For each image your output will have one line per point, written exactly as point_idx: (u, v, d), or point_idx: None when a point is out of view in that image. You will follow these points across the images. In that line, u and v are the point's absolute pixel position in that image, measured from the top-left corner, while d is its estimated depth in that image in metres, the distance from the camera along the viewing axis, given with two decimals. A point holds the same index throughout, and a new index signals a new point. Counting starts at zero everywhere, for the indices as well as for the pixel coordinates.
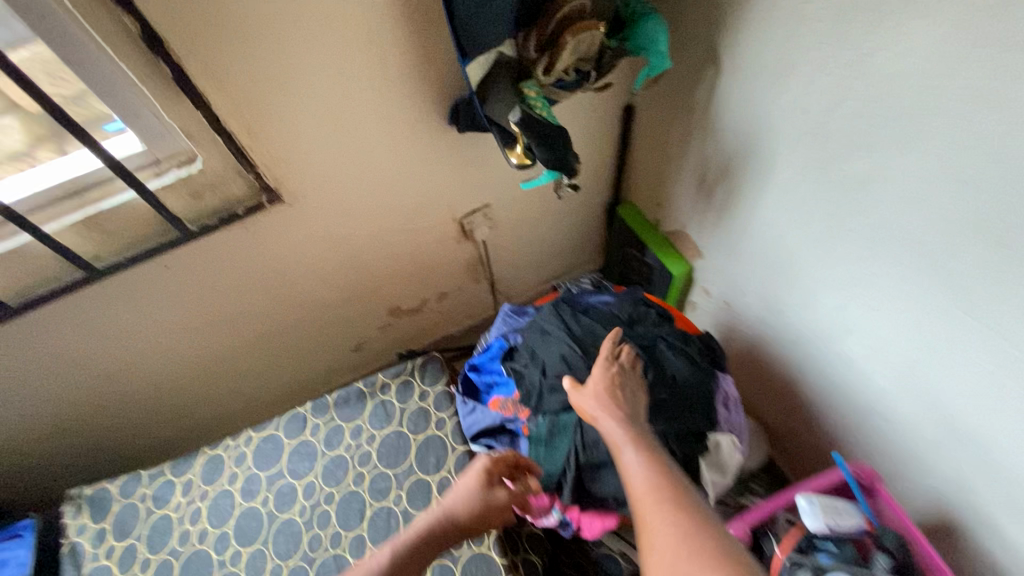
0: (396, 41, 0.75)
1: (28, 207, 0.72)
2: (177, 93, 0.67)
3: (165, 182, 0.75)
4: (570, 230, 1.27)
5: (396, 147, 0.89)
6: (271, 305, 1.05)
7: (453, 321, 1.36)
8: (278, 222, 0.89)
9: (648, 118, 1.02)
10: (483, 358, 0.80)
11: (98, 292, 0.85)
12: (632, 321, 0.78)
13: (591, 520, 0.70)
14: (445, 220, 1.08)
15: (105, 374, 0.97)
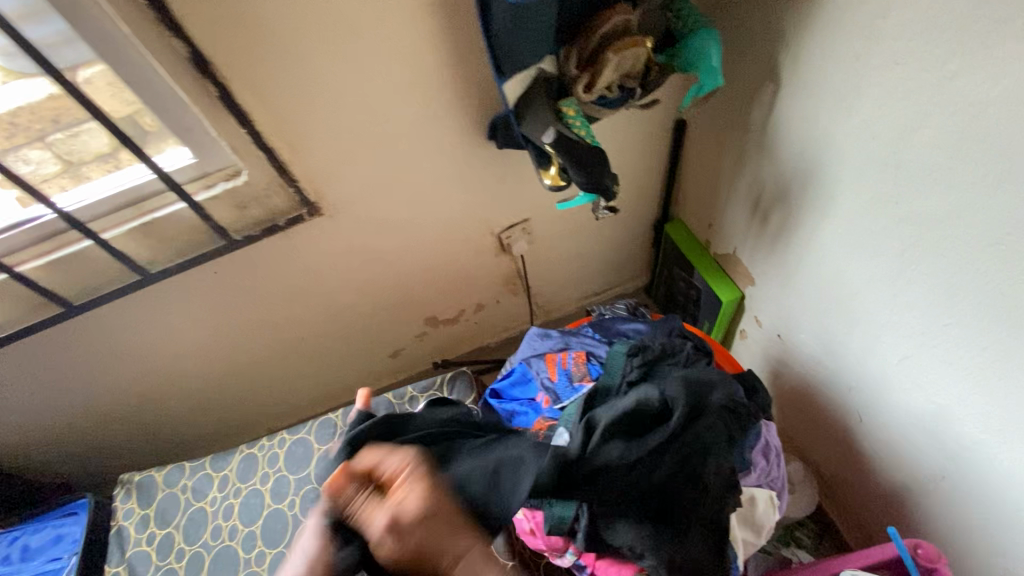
0: (436, 57, 0.74)
1: (83, 215, 0.76)
2: (222, 111, 0.69)
3: (211, 195, 0.78)
4: (613, 246, 1.22)
5: (433, 162, 0.88)
6: (310, 312, 1.07)
7: (489, 332, 1.35)
8: (317, 233, 0.91)
9: (700, 133, 0.95)
10: (505, 383, 0.77)
11: (152, 293, 0.90)
12: (665, 356, 0.72)
13: (607, 567, 0.66)
14: (482, 234, 1.06)
15: (157, 368, 1.04)
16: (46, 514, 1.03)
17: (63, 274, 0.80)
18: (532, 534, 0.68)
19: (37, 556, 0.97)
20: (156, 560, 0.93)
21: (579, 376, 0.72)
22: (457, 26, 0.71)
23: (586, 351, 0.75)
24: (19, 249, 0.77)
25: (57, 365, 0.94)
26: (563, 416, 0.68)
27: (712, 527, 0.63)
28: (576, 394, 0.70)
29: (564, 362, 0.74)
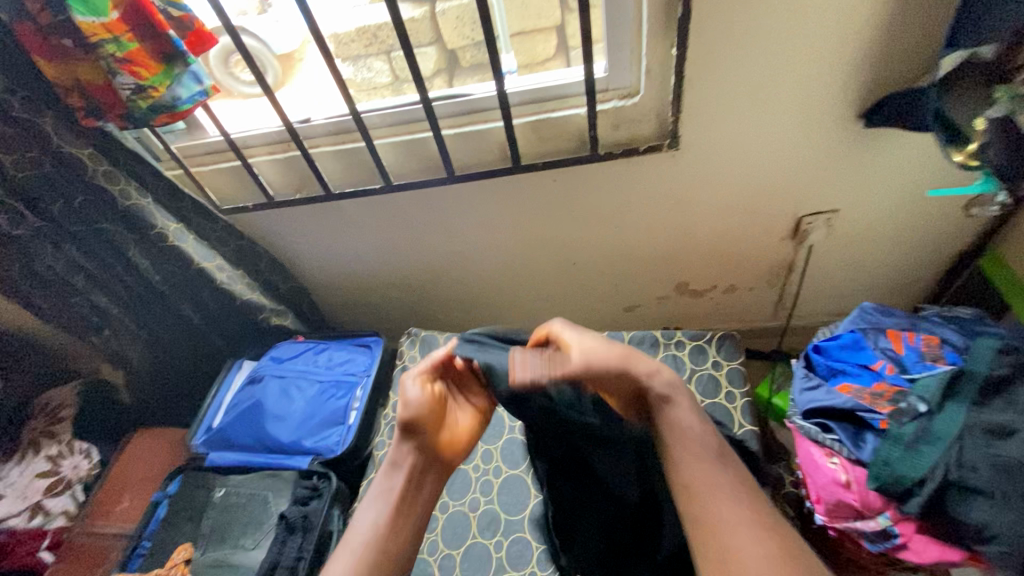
0: (871, 20, 0.76)
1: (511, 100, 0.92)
2: (664, 30, 0.79)
3: (606, 107, 0.90)
4: (905, 267, 1.15)
5: (793, 124, 0.91)
6: (596, 241, 1.17)
7: (724, 318, 1.35)
8: (652, 169, 1.00)
9: None
10: (832, 344, 0.79)
11: (502, 183, 1.05)
12: None
13: (925, 545, 0.66)
14: (785, 213, 1.07)
15: (460, 249, 1.21)
16: (342, 341, 1.24)
17: (464, 143, 0.98)
18: (846, 487, 0.70)
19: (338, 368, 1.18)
20: None
21: (930, 356, 0.73)
22: None
23: (938, 337, 0.75)
24: (450, 115, 0.95)
25: (402, 219, 1.14)
26: (916, 385, 0.70)
27: None
28: (930, 370, 0.71)
29: (912, 341, 0.75)
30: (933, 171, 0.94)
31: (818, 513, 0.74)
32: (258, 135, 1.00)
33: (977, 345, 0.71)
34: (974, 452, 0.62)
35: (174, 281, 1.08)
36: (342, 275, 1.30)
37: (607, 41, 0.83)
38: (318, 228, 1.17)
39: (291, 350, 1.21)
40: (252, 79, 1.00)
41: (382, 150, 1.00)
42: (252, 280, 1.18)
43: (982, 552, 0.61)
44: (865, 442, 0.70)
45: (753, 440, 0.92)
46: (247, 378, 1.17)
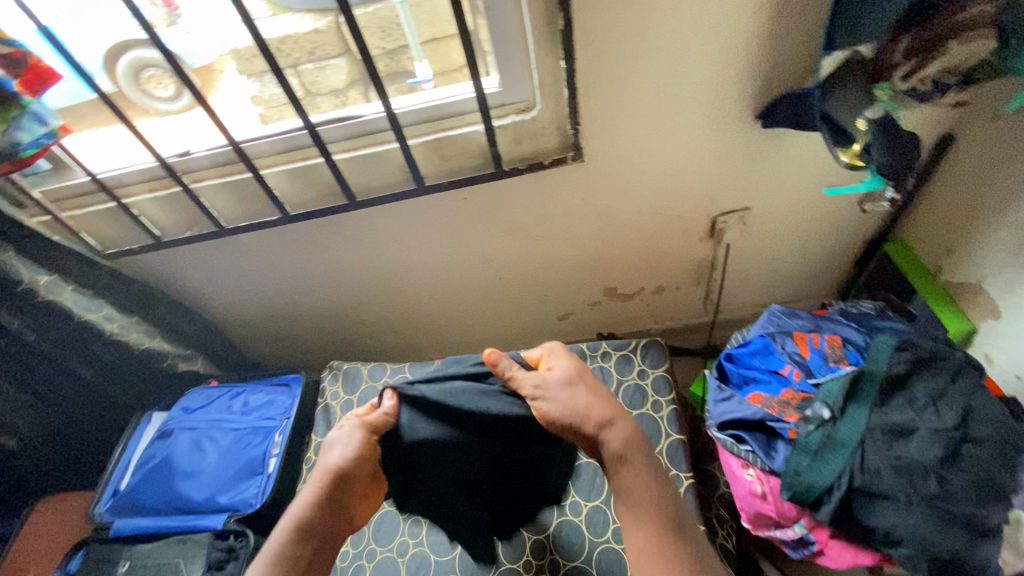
0: (752, 22, 0.75)
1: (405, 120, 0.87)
2: (551, 43, 0.76)
3: (504, 123, 0.86)
4: (819, 257, 1.17)
5: (693, 128, 0.90)
6: (517, 255, 1.14)
7: (656, 318, 1.34)
8: (561, 181, 0.97)
9: (966, 157, 0.88)
10: (743, 351, 0.78)
11: (409, 205, 1.00)
12: (938, 356, 0.68)
13: (840, 550, 0.66)
14: (699, 214, 1.07)
15: (377, 273, 1.15)
16: (259, 382, 1.17)
17: (361, 167, 0.92)
18: (762, 498, 0.69)
19: (255, 413, 1.10)
20: None
21: (835, 357, 0.73)
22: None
23: (841, 336, 0.75)
24: (341, 139, 0.89)
25: (310, 249, 1.08)
26: (821, 390, 0.69)
27: (984, 530, 0.59)
28: (834, 372, 0.71)
29: (817, 343, 0.75)
30: (832, 165, 0.95)
31: (743, 521, 0.74)
32: (133, 173, 0.91)
33: (876, 344, 0.71)
34: (876, 456, 0.63)
35: (56, 339, 0.97)
36: (256, 309, 1.22)
37: (495, 55, 0.79)
38: (219, 263, 1.09)
39: (203, 398, 1.13)
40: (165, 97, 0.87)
41: (274, 180, 0.93)
42: (151, 326, 1.08)
43: (890, 555, 0.62)
44: (775, 452, 0.69)
45: (681, 450, 0.91)
46: (156, 433, 1.09)
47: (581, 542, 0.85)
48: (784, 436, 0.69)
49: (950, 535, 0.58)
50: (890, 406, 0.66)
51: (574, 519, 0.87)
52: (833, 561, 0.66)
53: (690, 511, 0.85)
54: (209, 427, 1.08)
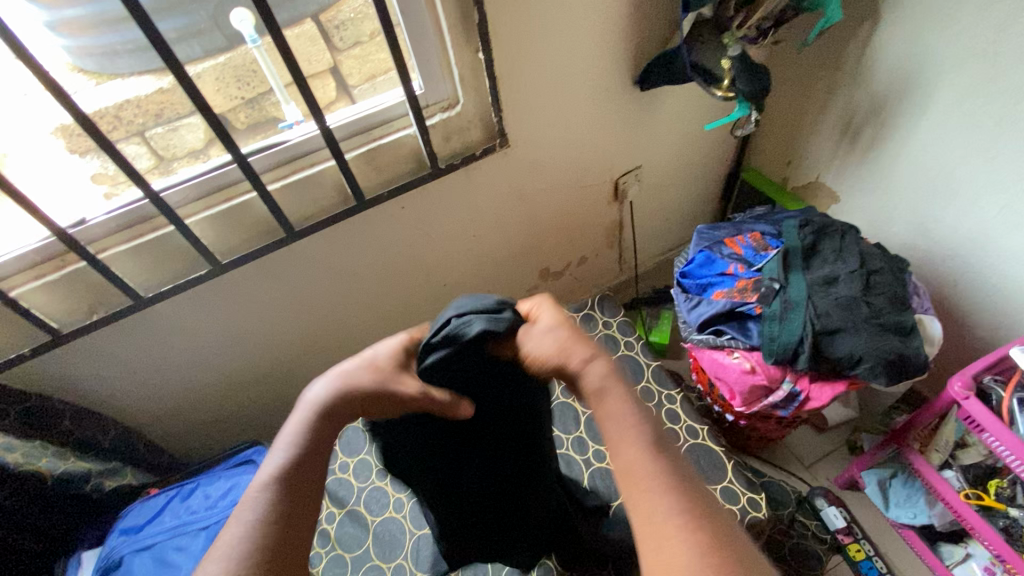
0: (621, 4, 0.91)
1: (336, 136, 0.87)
2: (466, 39, 0.83)
3: (434, 122, 0.91)
4: (698, 196, 1.39)
5: (589, 100, 1.03)
6: (457, 257, 1.17)
7: (585, 288, 1.47)
8: (490, 171, 1.04)
9: (783, 85, 1.15)
10: (693, 266, 0.93)
11: (348, 228, 0.98)
12: (828, 225, 0.88)
13: (821, 389, 0.80)
14: (604, 179, 1.21)
15: (319, 311, 1.08)
16: (214, 469, 1.01)
17: (297, 195, 0.89)
18: (753, 372, 0.82)
19: (223, 501, 0.95)
20: (359, 482, 0.95)
21: (761, 247, 0.90)
22: None
23: (759, 231, 0.93)
24: (271, 167, 0.86)
25: (243, 303, 0.98)
26: (764, 271, 0.85)
27: (908, 331, 0.77)
28: (767, 257, 0.88)
29: (745, 241, 0.92)
30: (695, 112, 1.16)
31: (741, 403, 0.86)
32: (14, 260, 0.77)
33: (786, 227, 0.90)
34: (823, 303, 0.79)
35: None
36: (182, 394, 1.06)
37: (416, 58, 0.84)
38: (133, 349, 0.94)
39: (148, 510, 0.94)
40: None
41: (197, 229, 0.86)
42: (59, 446, 0.88)
43: (858, 374, 0.77)
44: (749, 333, 0.83)
45: (664, 374, 1.03)
46: (95, 572, 0.87)
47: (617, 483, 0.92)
48: (752, 316, 0.84)
49: (891, 340, 0.75)
50: (815, 267, 0.84)
51: (602, 465, 0.94)
52: (820, 402, 0.80)
53: (692, 420, 0.96)
54: (171, 536, 0.90)
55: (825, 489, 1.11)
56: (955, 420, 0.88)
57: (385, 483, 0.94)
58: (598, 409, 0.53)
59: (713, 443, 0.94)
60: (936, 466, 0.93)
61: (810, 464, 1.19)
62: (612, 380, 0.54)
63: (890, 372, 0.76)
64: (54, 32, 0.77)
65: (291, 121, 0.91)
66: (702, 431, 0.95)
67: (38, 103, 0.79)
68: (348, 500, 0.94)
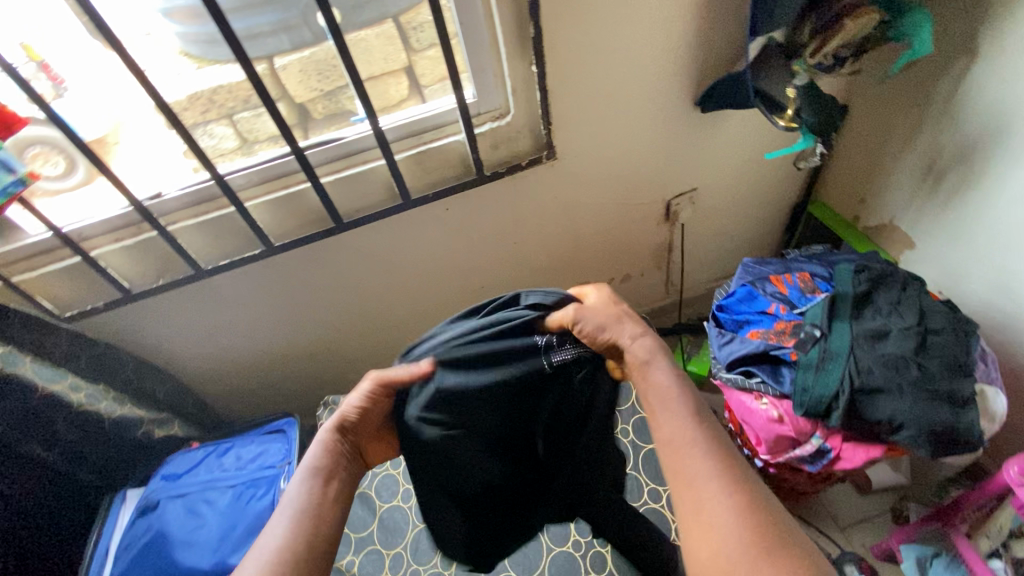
0: (686, 25, 0.88)
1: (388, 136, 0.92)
2: (522, 52, 0.85)
3: (482, 130, 0.93)
4: (757, 226, 1.32)
5: (645, 120, 1.01)
6: (496, 263, 1.18)
7: (626, 307, 1.43)
8: (536, 182, 1.04)
9: (862, 118, 1.07)
10: (731, 300, 0.89)
11: (393, 225, 1.02)
12: (889, 273, 0.81)
13: (854, 450, 0.75)
14: (656, 200, 1.18)
15: (359, 300, 1.13)
16: (248, 434, 1.09)
17: (348, 188, 0.94)
18: (780, 421, 0.78)
19: (251, 465, 1.02)
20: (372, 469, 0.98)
21: (809, 289, 0.85)
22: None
23: (808, 272, 0.87)
24: (326, 161, 0.92)
25: (291, 285, 1.05)
26: (807, 315, 0.80)
27: (964, 403, 0.70)
28: (812, 300, 0.83)
29: (792, 280, 0.87)
30: (760, 139, 1.11)
31: (765, 451, 0.82)
32: (98, 224, 0.87)
33: (839, 271, 0.83)
34: (867, 359, 0.73)
35: (14, 422, 0.86)
36: (231, 360, 1.15)
37: (471, 68, 0.86)
38: (191, 314, 1.03)
39: (188, 462, 1.03)
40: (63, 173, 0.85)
41: (256, 212, 0.93)
42: (120, 392, 0.99)
43: (898, 441, 0.71)
44: (781, 379, 0.79)
45: None
46: (135, 511, 0.97)
47: None
48: (786, 362, 0.79)
49: (940, 410, 0.69)
50: (865, 317, 0.78)
51: None
52: (851, 464, 0.75)
53: None
54: (202, 489, 0.98)
55: (856, 556, 1.02)
56: (1012, 509, 0.79)
57: (397, 472, 0.97)
58: (645, 380, 0.63)
59: None
60: (983, 553, 0.86)
61: (844, 527, 1.10)
62: (658, 352, 0.64)
63: (934, 444, 0.69)
64: (165, 17, 0.85)
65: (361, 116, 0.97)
66: None
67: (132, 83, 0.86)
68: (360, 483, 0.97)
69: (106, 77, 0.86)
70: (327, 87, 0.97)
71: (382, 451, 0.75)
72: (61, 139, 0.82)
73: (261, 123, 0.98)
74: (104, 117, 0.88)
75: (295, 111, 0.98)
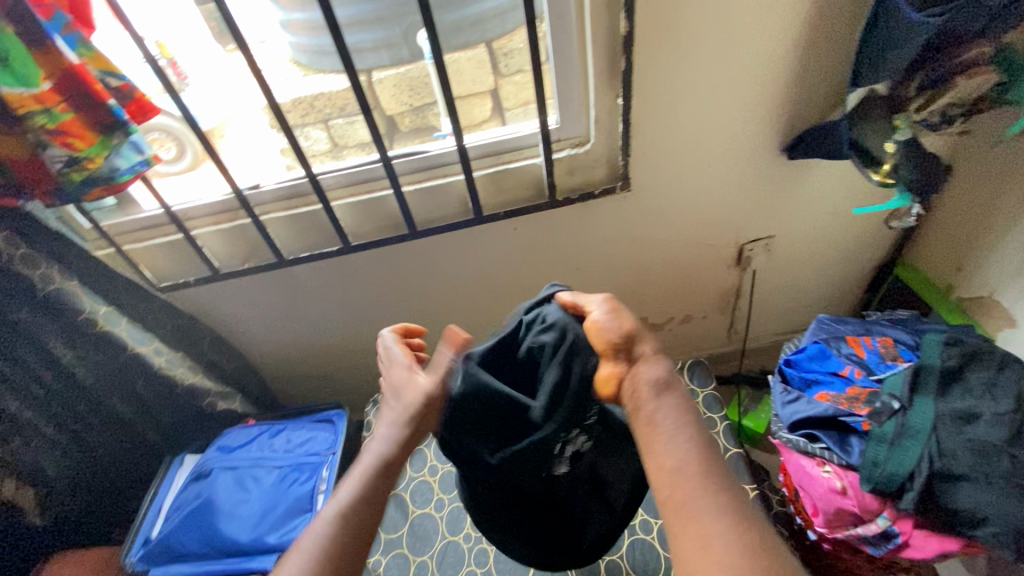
0: (781, 71, 0.87)
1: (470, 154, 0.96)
2: (609, 84, 0.86)
3: (561, 156, 0.95)
4: (836, 282, 1.25)
5: (727, 161, 0.99)
6: (557, 287, 1.18)
7: (684, 348, 1.39)
8: (607, 212, 1.04)
9: (967, 180, 1.00)
10: (801, 357, 0.84)
11: (462, 239, 1.05)
12: (984, 350, 0.74)
13: (925, 539, 0.68)
14: (729, 243, 1.14)
15: (421, 305, 1.17)
16: (300, 419, 1.13)
17: (426, 198, 0.99)
18: (843, 493, 0.73)
19: (298, 449, 1.06)
20: (411, 472, 1.00)
21: (890, 356, 0.79)
22: (811, 47, 0.84)
23: (891, 337, 0.82)
24: (410, 171, 0.97)
25: (360, 283, 1.10)
26: (885, 384, 0.75)
27: None
28: (891, 369, 0.77)
29: (871, 344, 0.82)
30: (849, 192, 1.06)
31: (820, 523, 0.76)
32: (203, 206, 0.96)
33: (926, 341, 0.77)
34: (951, 440, 0.67)
35: (103, 372, 0.95)
36: (294, 347, 1.22)
37: (558, 96, 0.89)
38: (265, 299, 1.09)
39: (242, 437, 1.08)
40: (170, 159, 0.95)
41: (340, 211, 0.99)
42: (194, 361, 1.06)
43: (979, 537, 0.64)
44: (849, 450, 0.74)
45: (742, 463, 0.93)
46: (190, 474, 1.03)
47: (656, 561, 0.84)
48: (857, 432, 0.74)
49: None
50: (953, 395, 0.71)
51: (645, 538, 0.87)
52: (922, 554, 0.68)
53: None
54: (252, 465, 1.02)
55: None
56: None
57: (433, 480, 0.98)
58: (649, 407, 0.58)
59: None
60: None
61: None
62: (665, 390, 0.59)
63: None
64: (283, 28, 0.93)
65: (444, 132, 1.01)
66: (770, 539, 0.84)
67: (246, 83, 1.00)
68: (397, 484, 0.99)
69: (219, 80, 0.99)
70: (416, 102, 1.04)
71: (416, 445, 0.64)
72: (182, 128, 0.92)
73: (354, 130, 1.06)
74: (216, 113, 1.00)
75: (385, 122, 1.05)
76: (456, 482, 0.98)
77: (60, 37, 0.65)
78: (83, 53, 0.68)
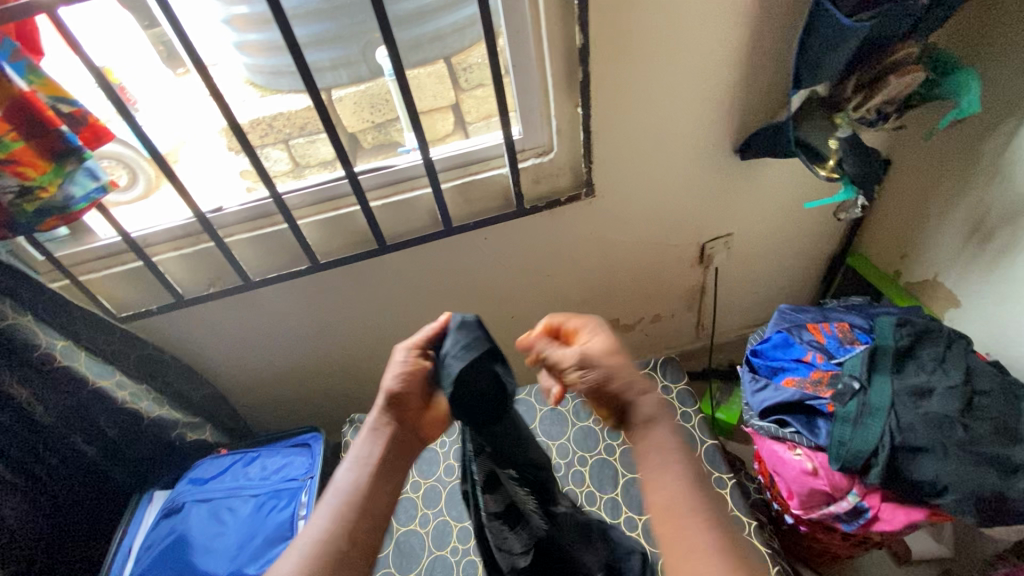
0: (730, 77, 0.92)
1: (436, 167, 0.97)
2: (569, 94, 0.89)
3: (526, 165, 0.97)
4: (793, 274, 1.31)
5: (685, 164, 1.03)
6: (528, 294, 1.20)
7: (655, 347, 1.42)
8: (574, 218, 1.07)
9: (905, 172, 1.07)
10: (767, 346, 0.88)
11: (433, 252, 1.06)
12: (931, 329, 0.80)
13: (893, 512, 0.72)
14: (691, 242, 1.18)
15: (394, 320, 1.16)
16: (275, 445, 1.10)
17: (394, 213, 0.99)
18: (814, 473, 0.76)
19: (275, 475, 1.03)
20: None
21: (848, 340, 0.84)
22: (755, 54, 0.89)
23: (848, 322, 0.86)
24: (377, 186, 0.97)
25: (331, 302, 1.09)
26: (845, 366, 0.79)
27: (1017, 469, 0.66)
28: (850, 352, 0.81)
29: (830, 330, 0.86)
30: (799, 188, 1.12)
31: (796, 505, 0.79)
32: (163, 231, 0.93)
33: (880, 324, 0.82)
34: (908, 415, 0.71)
35: (63, 411, 0.90)
36: (265, 371, 1.19)
37: (521, 107, 0.91)
38: (232, 323, 1.07)
39: (214, 468, 1.04)
40: (123, 186, 0.94)
41: (307, 230, 0.98)
42: (160, 393, 1.02)
43: (941, 505, 0.68)
44: (816, 432, 0.77)
45: (719, 454, 0.96)
46: (161, 510, 0.99)
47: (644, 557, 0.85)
48: (823, 414, 0.77)
49: (988, 474, 0.66)
50: (907, 372, 0.76)
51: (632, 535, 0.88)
52: (892, 526, 0.71)
53: (740, 509, 0.89)
54: (227, 495, 0.99)
55: None
56: None
57: (416, 496, 0.97)
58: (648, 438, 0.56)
59: (759, 541, 0.85)
60: None
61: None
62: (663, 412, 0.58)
63: (981, 511, 0.66)
64: (237, 50, 0.91)
65: (407, 147, 1.02)
66: (750, 525, 0.87)
67: (203, 106, 1.00)
68: None
69: (175, 103, 0.98)
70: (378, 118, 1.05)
71: (439, 424, 0.66)
72: (133, 155, 0.93)
73: (316, 148, 1.06)
74: (170, 136, 1.00)
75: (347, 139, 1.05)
76: (440, 495, 0.97)
77: (8, 64, 0.64)
78: (32, 80, 0.66)
